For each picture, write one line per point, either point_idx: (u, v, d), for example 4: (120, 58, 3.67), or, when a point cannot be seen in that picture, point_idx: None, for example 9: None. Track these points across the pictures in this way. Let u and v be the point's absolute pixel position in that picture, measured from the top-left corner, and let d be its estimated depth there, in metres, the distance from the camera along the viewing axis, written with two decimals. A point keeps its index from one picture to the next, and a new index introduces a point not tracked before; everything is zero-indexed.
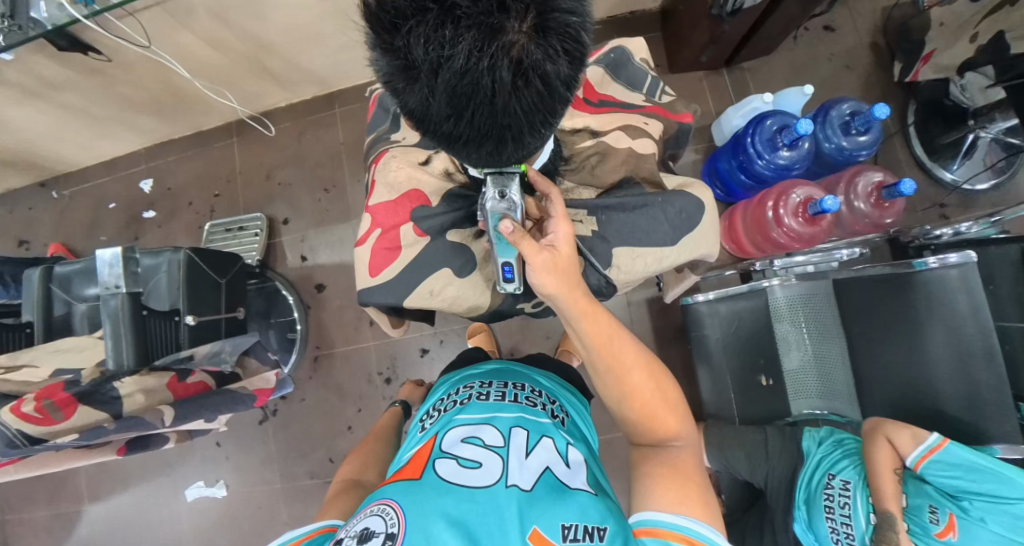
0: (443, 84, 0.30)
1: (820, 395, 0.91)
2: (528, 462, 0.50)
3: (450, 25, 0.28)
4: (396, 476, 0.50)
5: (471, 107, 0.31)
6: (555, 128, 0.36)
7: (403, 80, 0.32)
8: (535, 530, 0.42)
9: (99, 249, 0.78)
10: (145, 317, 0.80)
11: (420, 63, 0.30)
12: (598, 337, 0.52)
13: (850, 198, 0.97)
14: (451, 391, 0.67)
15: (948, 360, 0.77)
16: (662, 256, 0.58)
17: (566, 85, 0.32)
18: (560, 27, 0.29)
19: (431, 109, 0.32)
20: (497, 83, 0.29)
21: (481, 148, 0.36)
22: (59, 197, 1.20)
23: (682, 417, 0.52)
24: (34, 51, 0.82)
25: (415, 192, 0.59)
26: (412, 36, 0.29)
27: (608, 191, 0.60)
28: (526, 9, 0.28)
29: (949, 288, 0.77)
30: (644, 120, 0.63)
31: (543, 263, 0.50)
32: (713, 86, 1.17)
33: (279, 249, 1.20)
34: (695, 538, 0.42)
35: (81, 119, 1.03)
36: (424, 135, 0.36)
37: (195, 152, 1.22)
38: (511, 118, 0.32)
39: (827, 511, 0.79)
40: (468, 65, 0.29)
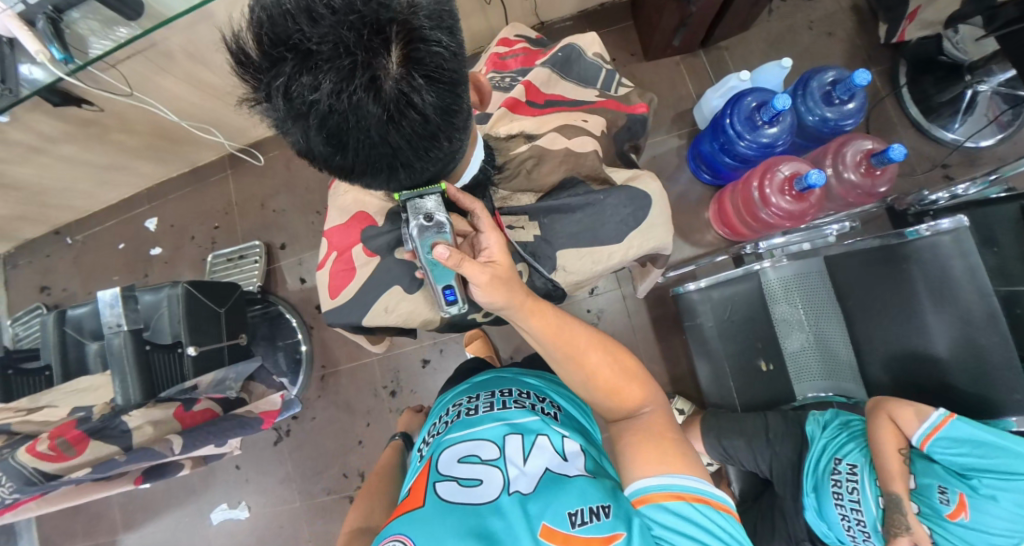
0: (314, 125, 0.32)
1: (824, 375, 0.90)
2: (527, 467, 0.52)
3: (309, 72, 0.30)
4: (400, 511, 0.51)
5: (348, 143, 0.33)
6: (447, 151, 0.37)
7: (285, 125, 0.34)
8: (544, 525, 0.45)
9: (100, 291, 0.83)
10: (148, 351, 0.85)
11: (291, 107, 0.32)
12: (553, 331, 0.55)
13: (839, 169, 0.93)
14: (444, 411, 0.67)
15: (949, 330, 0.73)
16: (610, 253, 0.57)
17: (442, 112, 0.33)
18: (421, 58, 0.31)
19: (317, 149, 0.34)
20: (364, 118, 0.31)
21: (378, 177, 0.37)
22: (73, 243, 1.26)
23: (645, 382, 0.55)
24: (31, 109, 0.88)
25: (362, 213, 0.60)
26: (278, 85, 0.31)
27: (547, 194, 0.59)
28: (376, 48, 0.30)
29: (944, 256, 0.73)
30: (584, 118, 0.62)
31: (484, 278, 0.51)
32: (690, 68, 1.15)
33: (279, 273, 1.23)
34: (683, 492, 0.45)
35: (82, 168, 1.09)
36: (324, 172, 0.38)
37: (192, 188, 1.27)
38: (392, 148, 0.33)
39: (836, 498, 0.76)
40: (332, 104, 0.31)
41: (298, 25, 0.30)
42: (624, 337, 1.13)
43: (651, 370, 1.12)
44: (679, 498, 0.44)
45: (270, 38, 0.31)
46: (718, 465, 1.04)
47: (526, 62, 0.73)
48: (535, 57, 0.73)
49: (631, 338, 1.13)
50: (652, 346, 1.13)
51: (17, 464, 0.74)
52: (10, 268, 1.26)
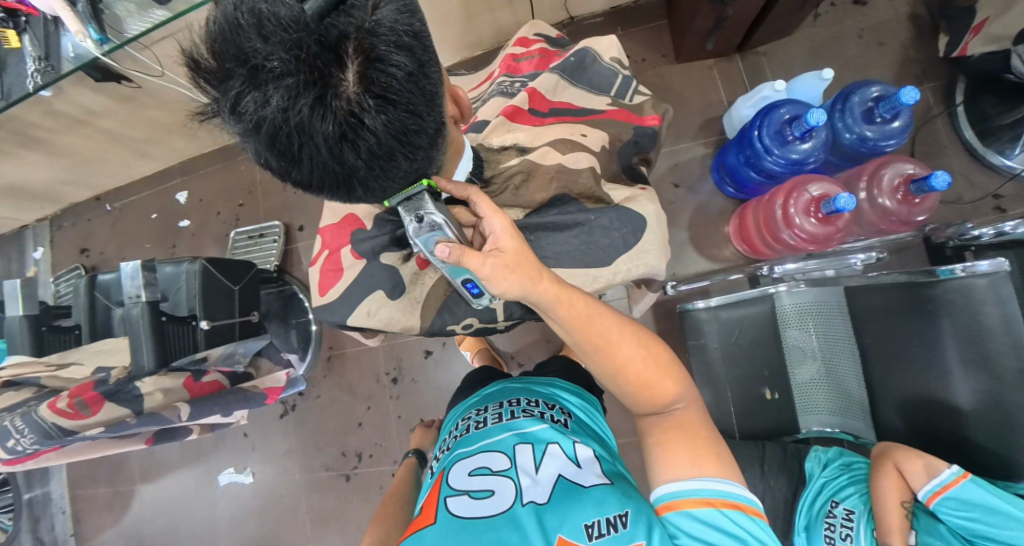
0: (266, 137, 0.35)
1: (832, 411, 0.86)
2: (539, 476, 0.53)
3: (261, 88, 0.34)
4: (416, 526, 0.53)
5: (299, 156, 0.36)
6: (404, 169, 0.39)
7: (244, 136, 0.38)
8: (561, 538, 0.47)
9: (122, 263, 0.87)
10: (163, 323, 0.88)
11: (247, 120, 0.35)
12: (580, 321, 0.54)
13: (873, 194, 0.87)
14: (455, 424, 0.67)
15: (970, 380, 0.67)
16: (596, 276, 0.57)
17: (394, 131, 0.36)
18: (370, 77, 0.34)
19: (275, 161, 0.38)
20: (312, 134, 0.34)
21: (336, 190, 0.40)
22: (111, 210, 1.34)
23: (677, 376, 0.54)
24: (75, 84, 0.93)
25: (351, 215, 0.61)
26: (235, 98, 0.35)
27: (536, 210, 0.57)
28: (327, 68, 0.33)
29: (977, 301, 0.66)
30: (583, 132, 0.59)
31: (491, 268, 0.50)
32: (723, 73, 1.09)
33: (295, 254, 1.27)
34: (711, 498, 0.46)
35: (121, 141, 1.15)
36: (288, 184, 0.41)
37: (221, 165, 1.31)
38: (345, 165, 0.37)
39: (827, 541, 0.73)
40: (282, 119, 0.34)
41: (253, 44, 0.34)
42: None
43: None
44: (708, 503, 0.46)
45: (227, 54, 0.35)
46: None
47: (540, 66, 0.70)
48: (549, 60, 0.71)
49: None
50: None
51: (38, 418, 0.80)
52: (55, 229, 1.34)
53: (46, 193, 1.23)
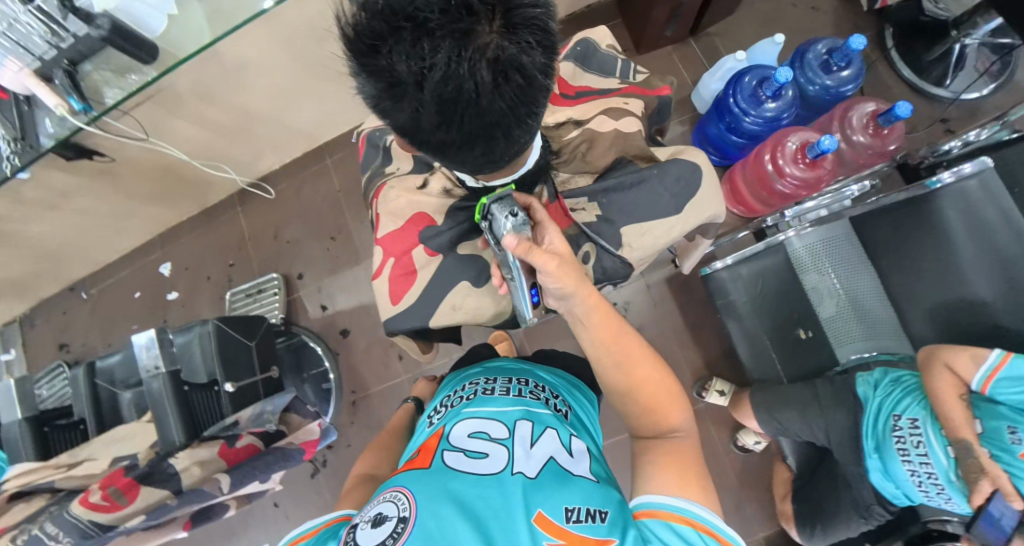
0: (429, 92, 0.34)
1: (865, 336, 0.86)
2: (534, 451, 0.48)
3: (427, 39, 0.32)
4: (408, 466, 0.48)
5: (461, 109, 0.35)
6: (535, 117, 0.41)
7: (391, 99, 0.36)
8: (539, 513, 0.40)
9: (134, 336, 0.84)
10: (187, 391, 0.85)
11: (406, 78, 0.34)
12: (608, 332, 0.52)
13: (847, 134, 0.95)
14: (458, 387, 0.64)
15: (987, 271, 0.75)
16: (670, 227, 0.60)
17: (544, 74, 0.37)
18: (528, 21, 0.34)
19: (424, 121, 0.37)
20: (481, 81, 0.34)
21: (473, 147, 0.40)
22: (89, 297, 1.25)
23: (686, 408, 0.51)
24: (46, 166, 0.86)
25: (418, 214, 0.61)
26: (394, 55, 0.33)
27: (602, 174, 0.62)
28: (491, 14, 0.33)
29: (974, 201, 0.78)
30: (624, 100, 0.64)
31: (558, 267, 0.49)
32: (683, 57, 1.18)
33: (299, 303, 1.22)
34: (693, 519, 0.40)
35: (97, 219, 1.09)
36: (418, 146, 0.42)
37: (204, 229, 1.27)
38: (497, 115, 0.37)
39: (902, 454, 0.76)
40: (448, 72, 0.33)
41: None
42: (653, 325, 1.15)
43: (685, 355, 1.13)
44: (688, 524, 0.40)
45: (385, 11, 0.33)
46: (765, 443, 1.04)
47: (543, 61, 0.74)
48: None
49: (660, 326, 1.15)
50: (681, 329, 1.14)
51: (70, 518, 0.69)
52: (27, 329, 1.24)
53: (15, 289, 1.14)
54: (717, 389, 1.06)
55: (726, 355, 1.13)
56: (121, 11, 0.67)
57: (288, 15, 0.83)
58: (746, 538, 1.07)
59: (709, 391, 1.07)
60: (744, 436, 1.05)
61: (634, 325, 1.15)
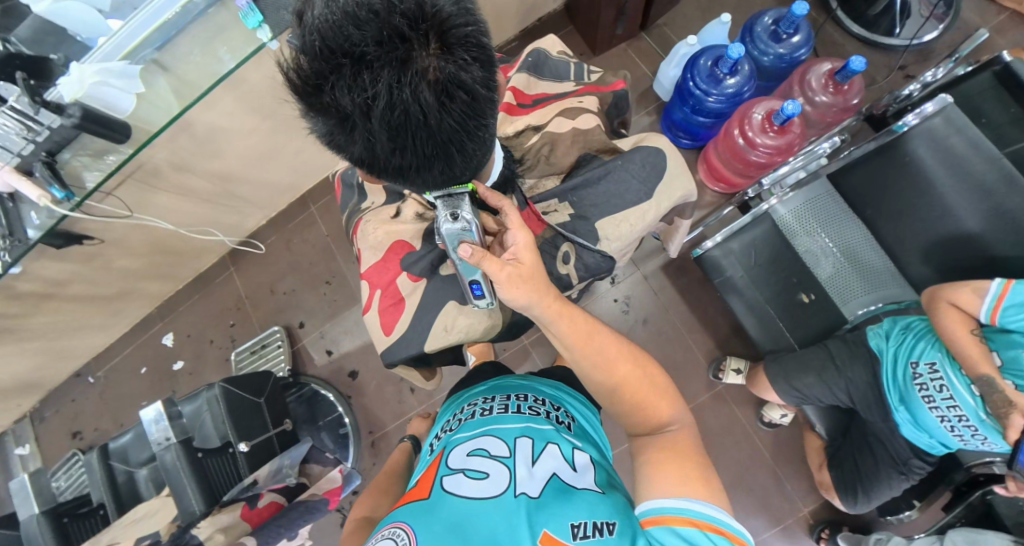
0: (377, 123, 0.32)
1: (867, 289, 0.89)
2: (536, 469, 0.46)
3: (367, 71, 0.31)
4: (407, 499, 0.46)
5: (413, 136, 0.34)
6: (489, 130, 0.39)
7: (343, 134, 0.35)
8: (545, 533, 0.39)
9: (141, 410, 0.83)
10: (201, 458, 0.84)
11: (352, 111, 0.32)
12: (580, 336, 0.51)
13: (809, 96, 0.96)
14: (456, 412, 0.61)
15: (969, 198, 0.73)
16: (644, 213, 0.60)
17: (487, 87, 0.35)
18: (464, 40, 0.32)
19: (379, 151, 0.35)
20: (427, 106, 0.32)
21: (433, 169, 0.38)
22: (95, 380, 1.25)
23: (674, 401, 0.50)
24: (36, 258, 0.88)
25: (398, 242, 0.62)
26: (338, 91, 0.32)
27: (569, 173, 0.63)
28: (426, 35, 0.31)
29: (942, 137, 0.75)
30: (579, 100, 0.66)
31: (508, 277, 0.49)
32: (638, 52, 1.21)
33: (304, 352, 1.22)
34: (697, 518, 0.39)
35: (94, 302, 1.09)
36: (379, 175, 0.39)
37: (200, 295, 1.28)
38: (449, 134, 0.35)
39: (927, 401, 0.74)
40: (393, 100, 0.31)
41: (350, 29, 0.30)
42: (657, 316, 1.15)
43: (694, 340, 1.13)
44: (693, 525, 0.39)
45: (320, 48, 0.31)
46: (791, 414, 1.02)
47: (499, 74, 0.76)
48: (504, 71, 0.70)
49: (664, 315, 1.14)
50: (684, 314, 1.14)
51: None
52: (39, 422, 1.23)
53: (21, 385, 1.14)
54: (733, 368, 1.05)
55: (735, 332, 1.12)
56: (90, 98, 0.68)
57: (251, 76, 0.86)
58: (792, 513, 1.04)
59: (726, 372, 1.06)
60: (770, 412, 1.03)
61: (638, 318, 1.15)
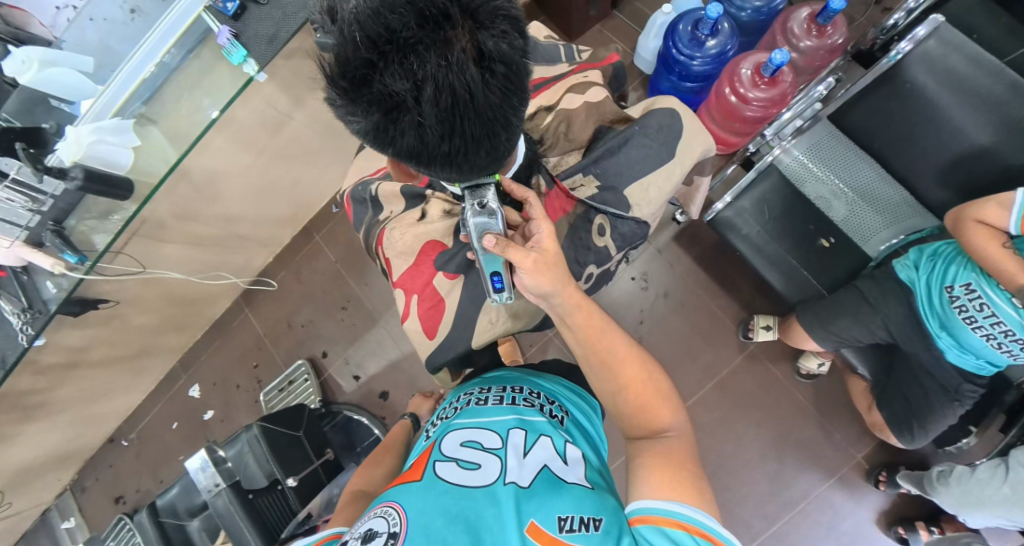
0: (427, 110, 0.31)
1: (886, 224, 0.89)
2: (527, 460, 0.47)
3: (412, 55, 0.30)
4: (400, 479, 0.48)
5: (462, 119, 0.33)
6: (525, 105, 0.38)
7: (390, 127, 0.33)
8: (532, 523, 0.40)
9: (186, 460, 0.82)
10: (253, 499, 0.83)
11: (402, 99, 0.31)
12: (591, 332, 0.54)
13: (793, 43, 0.95)
14: (453, 399, 0.63)
15: (978, 116, 0.72)
16: (670, 172, 0.60)
17: (522, 58, 0.34)
18: (496, 11, 0.32)
19: (429, 139, 0.33)
20: (475, 85, 0.31)
21: (480, 152, 0.37)
22: (129, 443, 1.24)
23: (675, 408, 0.51)
24: (57, 327, 0.87)
25: (429, 243, 0.60)
26: (385, 80, 0.30)
27: (588, 147, 0.63)
28: (463, 12, 0.30)
29: (938, 59, 0.74)
30: (583, 75, 0.65)
31: (533, 264, 0.49)
32: (614, 30, 1.21)
33: (332, 381, 1.22)
34: (685, 522, 0.39)
35: (118, 364, 1.09)
36: (426, 166, 0.38)
37: (219, 342, 1.27)
38: (495, 110, 0.34)
39: (970, 323, 0.75)
40: (441, 81, 0.30)
41: (389, 15, 0.29)
42: (678, 287, 1.14)
43: (718, 305, 1.12)
44: (681, 528, 0.39)
45: (359, 39, 0.30)
46: (829, 362, 1.01)
47: None
48: None
49: (684, 285, 1.14)
50: (704, 281, 1.13)
51: None
52: (80, 493, 1.23)
53: (58, 459, 1.13)
54: (762, 325, 1.04)
55: (758, 290, 1.11)
56: (90, 158, 0.70)
57: (241, 114, 0.86)
58: (846, 462, 1.03)
59: (756, 330, 1.05)
60: (806, 363, 1.03)
61: (658, 293, 1.14)
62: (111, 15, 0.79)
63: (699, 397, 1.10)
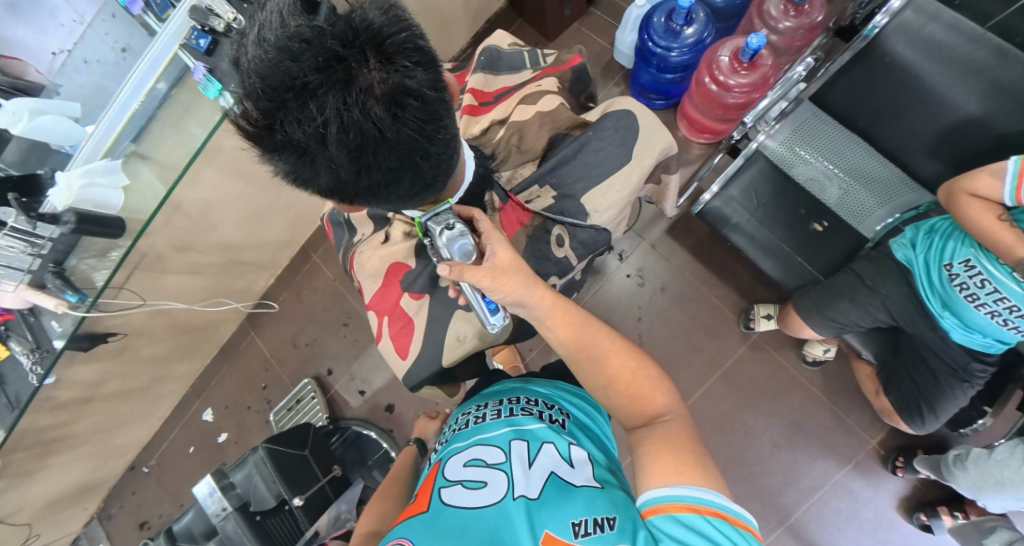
0: (334, 150, 0.33)
1: (880, 203, 0.87)
2: (533, 469, 0.47)
3: (313, 100, 0.31)
4: (407, 514, 0.47)
5: (374, 155, 0.34)
6: (447, 131, 0.39)
7: (308, 166, 0.35)
8: (546, 533, 0.40)
9: (194, 488, 0.84)
10: (260, 520, 0.85)
11: (310, 142, 0.33)
12: (570, 332, 0.55)
13: (772, 25, 0.93)
14: (455, 419, 0.62)
15: (966, 84, 0.69)
16: (628, 177, 0.60)
17: (434, 87, 0.35)
18: (398, 48, 0.33)
19: (346, 174, 0.35)
20: (380, 122, 0.33)
21: (404, 180, 0.39)
22: (149, 469, 1.28)
23: (669, 391, 0.50)
24: (70, 363, 0.91)
25: (395, 264, 0.62)
26: (291, 126, 0.32)
27: (543, 155, 0.63)
28: (361, 55, 0.31)
29: (918, 29, 0.71)
30: (538, 84, 0.66)
31: (492, 278, 0.50)
32: (591, 27, 1.20)
33: (338, 397, 1.23)
34: (697, 504, 0.39)
35: (132, 394, 1.13)
36: (356, 199, 0.40)
37: (228, 366, 1.30)
38: (408, 142, 0.35)
39: (972, 301, 0.72)
40: (345, 122, 0.32)
41: (286, 64, 0.31)
42: (675, 280, 1.12)
43: (717, 296, 1.10)
44: (692, 511, 0.39)
45: (262, 88, 0.32)
46: (835, 348, 0.98)
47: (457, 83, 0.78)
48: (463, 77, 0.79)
49: (681, 278, 1.12)
50: (701, 273, 1.11)
51: None
52: (106, 521, 1.27)
53: (81, 490, 1.17)
54: (763, 315, 1.02)
55: (757, 278, 1.09)
56: (81, 202, 0.72)
57: (225, 145, 0.87)
58: (861, 448, 1.00)
59: (757, 320, 1.02)
60: (811, 349, 1.00)
61: (655, 288, 1.13)
62: (104, 56, 0.80)
63: (704, 391, 1.08)
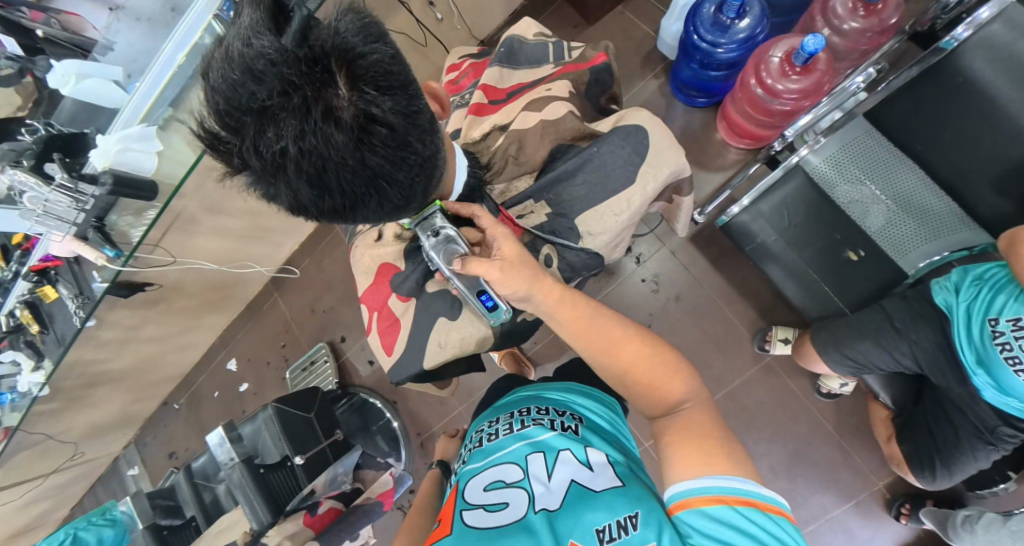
0: (295, 172, 0.36)
1: (928, 237, 0.78)
2: (553, 483, 0.47)
3: (274, 126, 0.34)
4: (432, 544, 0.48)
5: (332, 177, 0.37)
6: (419, 155, 0.40)
7: (275, 184, 0.38)
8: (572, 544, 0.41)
9: (207, 437, 0.92)
10: (263, 474, 0.90)
11: (273, 163, 0.36)
12: (575, 324, 0.54)
13: (836, 25, 0.83)
14: (473, 435, 0.62)
15: None
16: (629, 198, 0.59)
17: (401, 115, 0.37)
18: (361, 77, 0.34)
19: (308, 192, 0.38)
20: (337, 147, 0.35)
21: (370, 201, 0.41)
22: (180, 406, 1.41)
23: (688, 377, 0.48)
24: (111, 309, 1.00)
25: (385, 265, 0.65)
26: (255, 147, 0.35)
27: (541, 167, 0.62)
28: (322, 84, 0.33)
29: (1005, 44, 0.65)
30: (547, 88, 0.65)
31: (501, 273, 0.51)
32: (635, 11, 1.12)
33: (349, 364, 1.29)
34: (725, 495, 0.38)
35: (168, 338, 1.23)
36: (327, 215, 0.43)
37: (253, 322, 1.39)
38: (371, 168, 0.37)
39: (1011, 363, 0.64)
40: (303, 147, 0.34)
41: (251, 90, 0.33)
42: (691, 290, 1.08)
43: (734, 311, 1.05)
44: (720, 502, 0.38)
45: (231, 112, 0.35)
46: (853, 383, 0.93)
47: (476, 74, 0.78)
48: (482, 67, 0.78)
49: (698, 289, 1.07)
50: (720, 286, 1.06)
51: None
52: (142, 447, 1.42)
53: (121, 417, 1.31)
54: (780, 338, 0.97)
55: (779, 299, 1.03)
56: (118, 165, 0.74)
57: None
58: (866, 488, 0.95)
59: (773, 342, 0.98)
60: (827, 382, 0.95)
61: (669, 296, 1.09)
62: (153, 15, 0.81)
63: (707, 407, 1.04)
